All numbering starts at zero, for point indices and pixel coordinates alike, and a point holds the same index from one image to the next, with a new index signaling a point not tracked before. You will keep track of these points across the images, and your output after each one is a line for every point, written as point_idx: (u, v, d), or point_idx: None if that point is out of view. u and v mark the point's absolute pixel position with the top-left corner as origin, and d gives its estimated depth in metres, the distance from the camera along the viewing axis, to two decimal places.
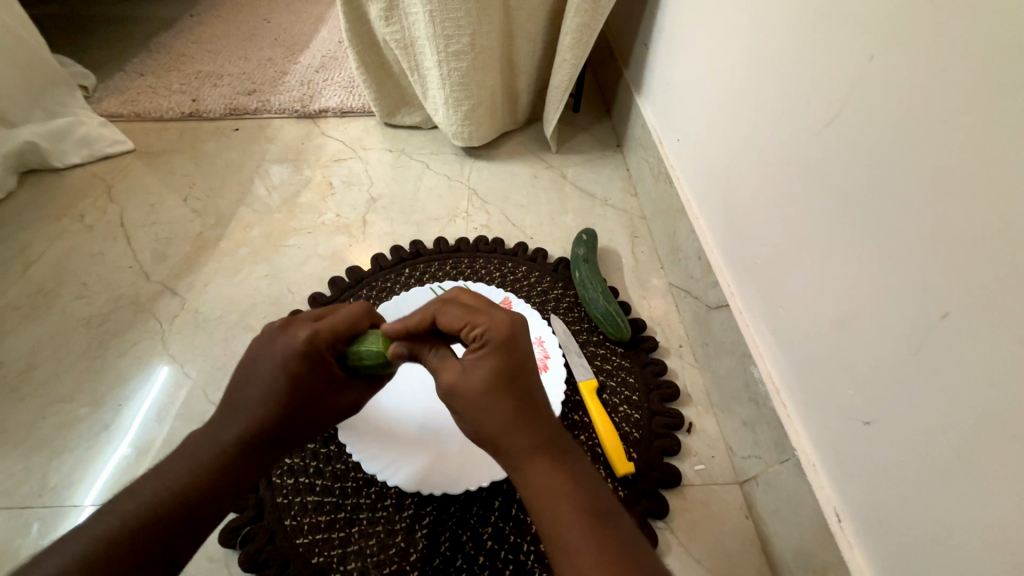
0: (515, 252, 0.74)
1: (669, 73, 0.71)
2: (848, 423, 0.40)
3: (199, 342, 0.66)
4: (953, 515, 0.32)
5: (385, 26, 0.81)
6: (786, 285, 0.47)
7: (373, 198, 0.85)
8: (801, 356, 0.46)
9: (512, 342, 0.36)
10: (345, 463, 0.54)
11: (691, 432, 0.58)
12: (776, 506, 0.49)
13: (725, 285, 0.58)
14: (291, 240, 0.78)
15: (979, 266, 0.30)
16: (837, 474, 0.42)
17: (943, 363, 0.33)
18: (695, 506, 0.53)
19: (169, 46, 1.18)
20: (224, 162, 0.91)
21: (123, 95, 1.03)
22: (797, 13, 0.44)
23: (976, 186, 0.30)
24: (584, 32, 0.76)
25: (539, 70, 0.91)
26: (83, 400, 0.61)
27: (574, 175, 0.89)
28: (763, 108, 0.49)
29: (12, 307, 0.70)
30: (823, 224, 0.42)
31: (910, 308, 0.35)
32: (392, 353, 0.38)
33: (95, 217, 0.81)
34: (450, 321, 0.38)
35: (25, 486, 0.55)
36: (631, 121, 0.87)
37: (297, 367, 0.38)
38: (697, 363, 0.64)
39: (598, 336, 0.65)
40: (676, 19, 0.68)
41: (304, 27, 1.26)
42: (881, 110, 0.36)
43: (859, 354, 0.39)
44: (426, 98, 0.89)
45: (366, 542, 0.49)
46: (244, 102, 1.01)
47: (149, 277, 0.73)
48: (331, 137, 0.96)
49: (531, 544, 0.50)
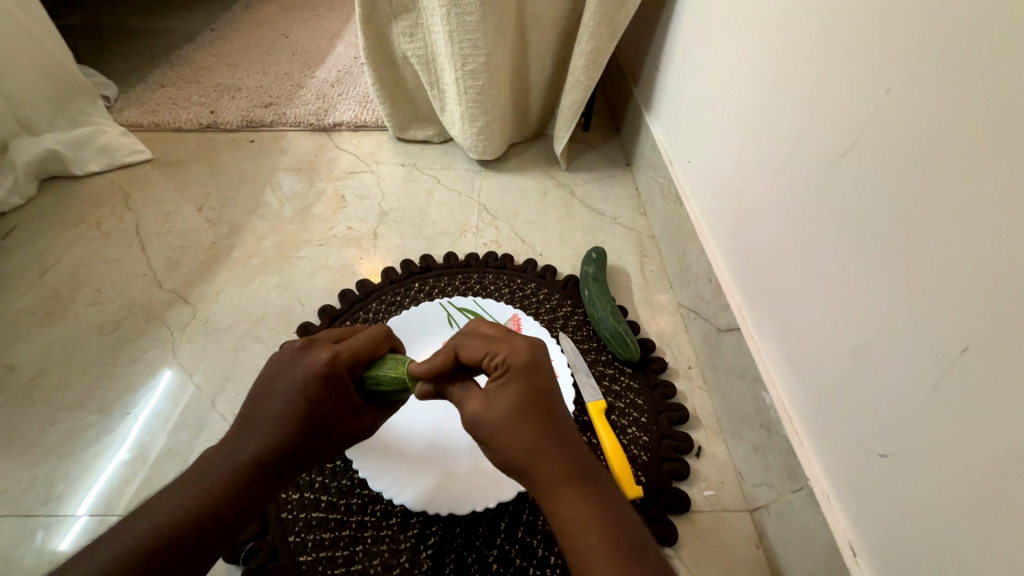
0: (524, 269, 0.74)
1: (680, 95, 0.72)
2: (864, 456, 0.40)
3: (210, 352, 0.66)
4: (973, 555, 0.31)
5: (408, 42, 0.83)
6: (801, 311, 0.47)
7: (384, 211, 0.85)
8: (815, 383, 0.45)
9: (534, 366, 0.36)
10: (351, 479, 0.53)
11: (699, 456, 0.58)
12: (788, 537, 0.48)
13: (737, 309, 0.57)
14: (302, 252, 0.78)
15: (1001, 305, 0.30)
16: (854, 507, 0.41)
17: (961, 400, 0.32)
18: (705, 534, 0.52)
19: (190, 59, 1.21)
20: (238, 173, 0.92)
21: (143, 106, 1.05)
22: (810, 44, 0.44)
23: (995, 219, 0.30)
24: (598, 53, 0.77)
25: (552, 89, 0.92)
26: (93, 407, 0.62)
27: (583, 193, 0.89)
28: (775, 136, 0.50)
29: (27, 312, 0.70)
30: (839, 252, 0.42)
31: (929, 339, 0.34)
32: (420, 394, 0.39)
33: (111, 224, 0.82)
34: (470, 352, 0.38)
35: (30, 493, 0.55)
36: (641, 141, 0.88)
37: (317, 388, 0.38)
38: (706, 386, 0.63)
39: (607, 355, 0.65)
40: (689, 44, 0.69)
41: (321, 42, 1.29)
42: (900, 143, 0.36)
43: (875, 384, 0.38)
44: (444, 111, 0.90)
45: (370, 562, 0.49)
46: (260, 114, 1.03)
47: (162, 286, 0.74)
48: (345, 150, 0.97)
49: (537, 567, 0.49)
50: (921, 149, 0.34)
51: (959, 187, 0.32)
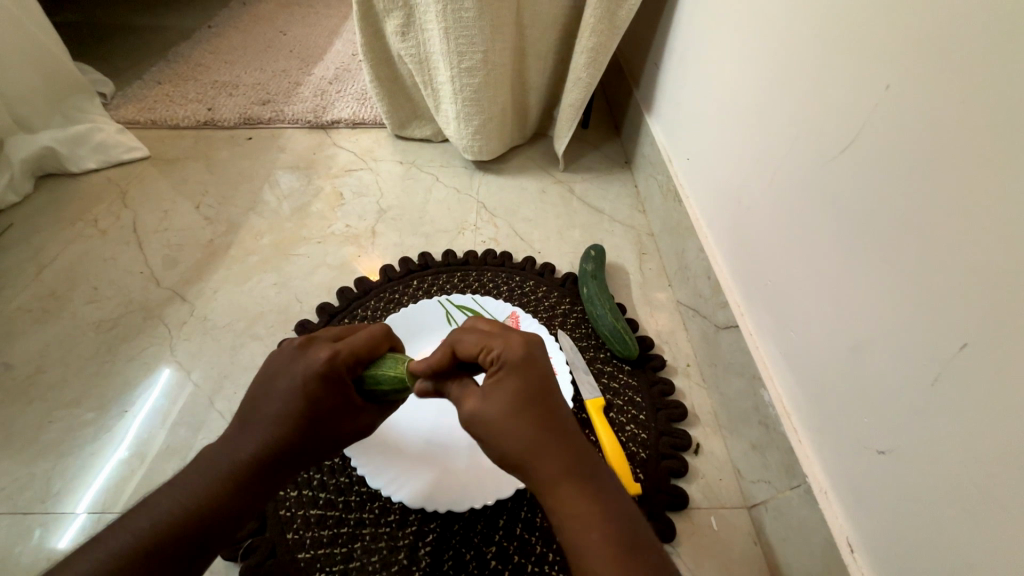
0: (523, 267, 0.74)
1: (680, 92, 0.72)
2: (863, 452, 0.40)
3: (207, 349, 0.66)
4: (970, 551, 0.31)
5: (400, 41, 0.82)
6: (799, 308, 0.47)
7: (383, 208, 0.85)
8: (814, 379, 0.45)
9: (530, 361, 0.36)
10: (350, 477, 0.53)
11: (698, 453, 0.58)
12: (786, 534, 0.48)
13: (736, 305, 0.57)
14: (300, 249, 0.78)
15: (997, 301, 0.30)
16: (851, 504, 0.41)
17: (958, 395, 0.32)
18: (704, 530, 0.53)
19: (187, 56, 1.20)
20: (237, 171, 0.91)
21: (140, 103, 1.04)
22: (809, 41, 0.44)
23: (993, 214, 0.30)
24: (599, 51, 0.77)
25: (551, 86, 0.92)
26: (91, 405, 0.61)
27: (582, 191, 0.89)
28: (773, 131, 0.50)
29: (24, 309, 0.70)
30: (839, 247, 0.41)
31: (927, 336, 0.34)
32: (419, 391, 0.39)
33: (108, 221, 0.82)
34: (466, 348, 0.38)
35: (27, 491, 0.55)
36: (640, 138, 0.87)
37: (316, 388, 0.38)
38: (704, 383, 0.63)
39: (606, 353, 0.65)
40: (688, 40, 0.69)
41: (319, 39, 1.28)
42: (900, 139, 0.36)
43: (874, 380, 0.38)
44: (438, 111, 0.90)
45: (368, 559, 0.49)
46: (258, 111, 1.03)
47: (159, 283, 0.74)
48: (343, 148, 0.96)
49: (536, 565, 0.49)
50: (920, 148, 0.34)
51: (958, 184, 0.32)
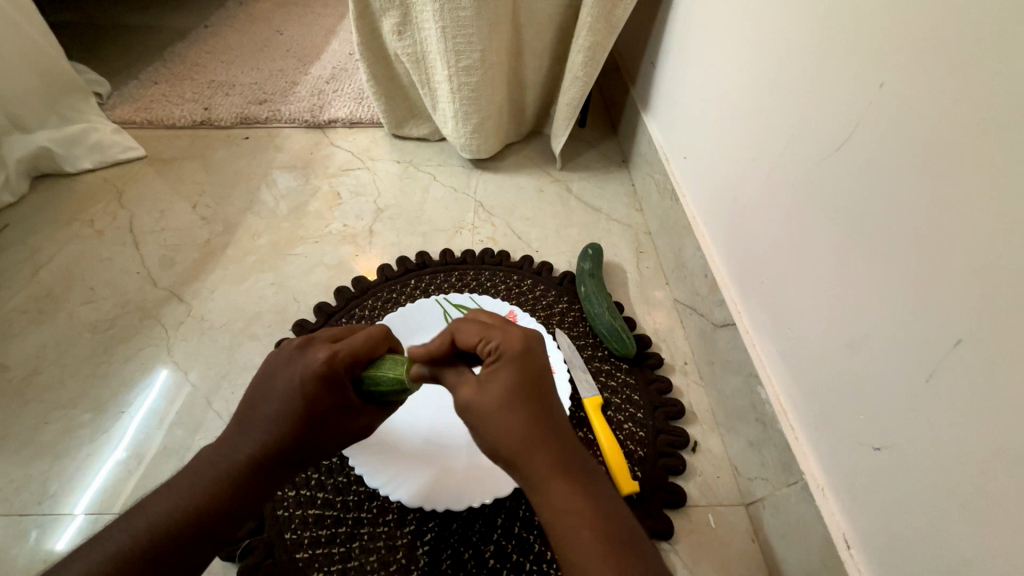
0: (521, 266, 0.74)
1: (677, 90, 0.72)
2: (859, 449, 0.40)
3: (204, 350, 0.66)
4: (966, 546, 0.32)
5: (397, 40, 0.82)
6: (795, 306, 0.47)
7: (380, 208, 0.85)
8: (810, 377, 0.45)
9: (527, 354, 0.37)
10: (348, 476, 0.53)
11: (695, 451, 0.58)
12: (784, 531, 0.48)
13: (733, 304, 0.57)
14: (298, 249, 0.78)
15: (992, 297, 0.30)
16: (848, 501, 0.41)
17: (951, 391, 0.32)
18: (701, 528, 0.53)
19: (183, 56, 1.20)
20: (233, 170, 0.91)
21: (136, 103, 1.04)
22: (805, 39, 0.44)
23: (988, 211, 0.30)
24: (596, 50, 0.77)
25: (548, 85, 0.92)
26: (87, 406, 0.61)
27: (579, 190, 0.89)
28: (769, 128, 0.50)
29: (20, 310, 0.70)
30: (835, 245, 0.41)
31: (923, 333, 0.34)
32: (414, 374, 0.38)
33: (104, 222, 0.81)
34: (466, 336, 0.38)
35: (24, 493, 0.55)
36: (637, 136, 0.87)
37: (314, 388, 0.38)
38: (702, 381, 0.63)
39: (604, 351, 0.65)
40: (684, 38, 0.69)
41: (316, 39, 1.28)
42: (894, 136, 0.36)
43: (869, 377, 0.39)
44: (436, 110, 0.90)
45: (366, 558, 0.49)
46: (255, 111, 1.02)
47: (156, 284, 0.73)
48: (340, 147, 0.96)
49: (535, 564, 0.49)
50: (914, 145, 0.34)
51: (954, 182, 0.32)
